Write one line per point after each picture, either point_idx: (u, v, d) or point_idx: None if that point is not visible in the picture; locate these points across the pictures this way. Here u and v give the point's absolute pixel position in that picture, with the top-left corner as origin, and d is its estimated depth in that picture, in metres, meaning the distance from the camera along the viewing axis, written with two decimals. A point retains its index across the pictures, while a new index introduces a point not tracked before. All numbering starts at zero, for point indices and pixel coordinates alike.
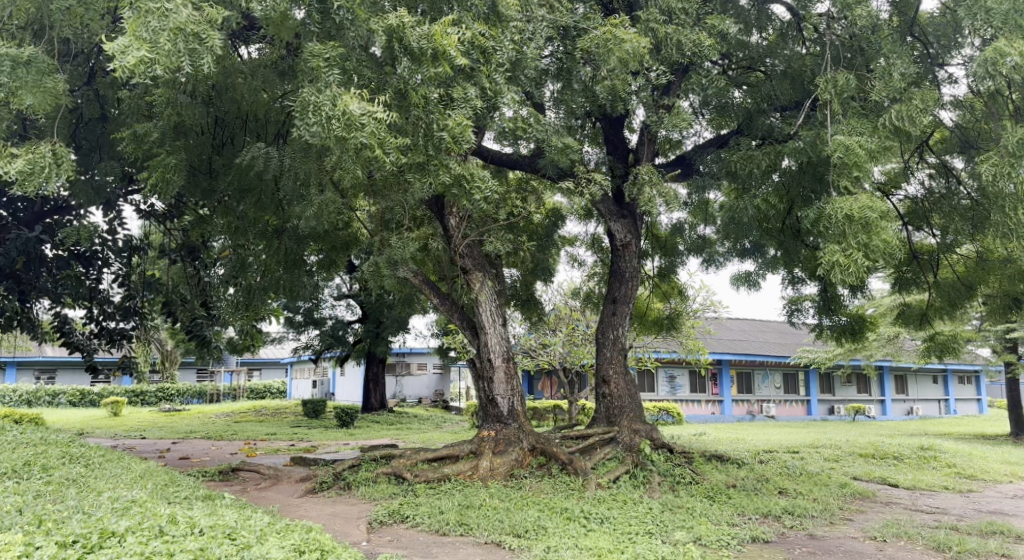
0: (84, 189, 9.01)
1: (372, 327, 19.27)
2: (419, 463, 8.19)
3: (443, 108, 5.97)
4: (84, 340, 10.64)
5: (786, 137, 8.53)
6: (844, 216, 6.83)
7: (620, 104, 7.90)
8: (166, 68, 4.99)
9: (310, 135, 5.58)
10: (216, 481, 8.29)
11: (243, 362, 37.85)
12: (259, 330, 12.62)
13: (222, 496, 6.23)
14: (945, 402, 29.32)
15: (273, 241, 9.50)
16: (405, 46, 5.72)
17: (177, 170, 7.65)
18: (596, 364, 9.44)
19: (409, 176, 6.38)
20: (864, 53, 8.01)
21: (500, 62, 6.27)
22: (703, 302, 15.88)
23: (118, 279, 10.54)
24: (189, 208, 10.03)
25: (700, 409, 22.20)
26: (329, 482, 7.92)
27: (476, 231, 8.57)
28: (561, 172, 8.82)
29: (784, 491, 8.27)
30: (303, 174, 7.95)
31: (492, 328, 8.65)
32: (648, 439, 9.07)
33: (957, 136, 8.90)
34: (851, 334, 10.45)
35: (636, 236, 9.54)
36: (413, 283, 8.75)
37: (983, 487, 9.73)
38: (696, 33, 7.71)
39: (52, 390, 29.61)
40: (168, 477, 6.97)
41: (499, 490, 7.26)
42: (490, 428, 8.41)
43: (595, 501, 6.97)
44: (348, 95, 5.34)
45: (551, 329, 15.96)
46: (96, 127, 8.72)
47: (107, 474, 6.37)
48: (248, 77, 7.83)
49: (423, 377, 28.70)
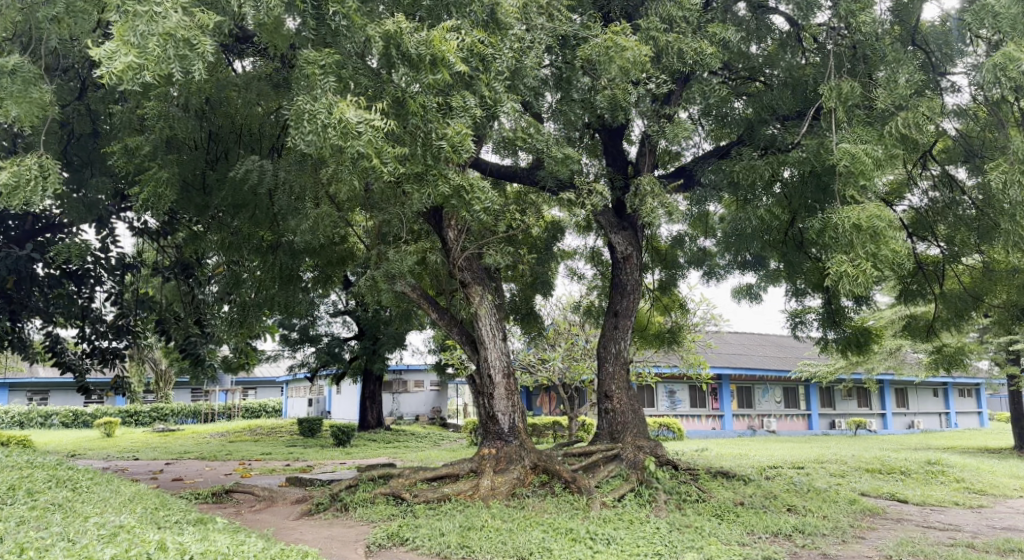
0: (75, 206, 8.89)
1: (369, 344, 19.04)
2: (418, 483, 7.97)
3: (441, 116, 5.80)
4: (76, 361, 10.32)
5: (789, 147, 8.33)
6: (852, 225, 6.68)
7: (621, 115, 7.77)
8: (156, 73, 4.84)
9: (306, 146, 5.45)
10: (208, 504, 8.06)
11: (238, 381, 37.54)
12: (254, 348, 12.38)
13: (215, 520, 6.00)
14: (945, 415, 29.14)
15: (267, 255, 9.43)
16: (402, 53, 5.59)
17: (169, 184, 7.48)
18: (598, 379, 9.24)
19: (407, 187, 6.19)
20: (868, 60, 7.86)
21: (499, 71, 6.13)
22: (703, 315, 15.73)
23: (111, 298, 10.28)
24: (182, 224, 9.71)
25: (701, 425, 21.97)
26: (325, 504, 7.70)
27: (476, 244, 8.41)
28: (560, 184, 8.69)
29: (793, 508, 8.07)
30: (299, 188, 7.82)
31: (492, 343, 8.46)
32: (653, 456, 8.84)
33: (961, 146, 8.67)
34: (857, 346, 10.15)
35: (637, 248, 9.39)
36: (411, 298, 8.58)
37: (994, 502, 9.52)
38: (698, 41, 7.60)
39: (45, 411, 29.28)
40: (159, 500, 6.72)
41: (501, 510, 7.04)
42: (491, 445, 8.21)
43: (601, 521, 6.75)
44: (344, 103, 5.20)
45: (550, 344, 15.78)
46: (87, 142, 8.66)
47: (95, 498, 6.13)
48: (242, 89, 7.73)
49: (420, 394, 28.42)
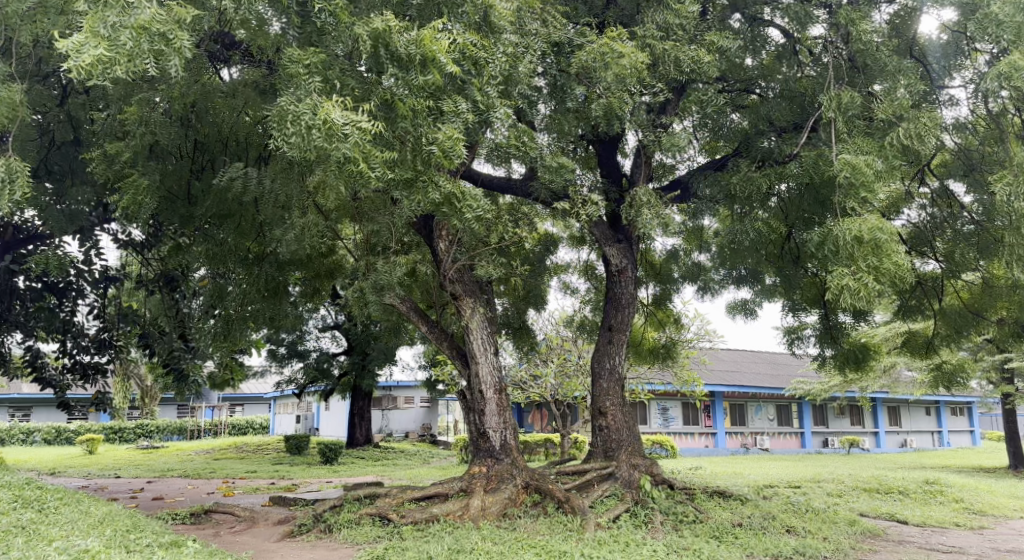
0: (55, 217, 8.53)
1: (358, 358, 18.77)
2: (405, 503, 7.68)
3: (431, 120, 5.60)
4: (56, 377, 9.96)
5: (785, 159, 8.14)
6: (853, 238, 6.51)
7: (616, 124, 7.59)
8: (128, 68, 4.65)
9: (289, 148, 5.24)
10: (187, 525, 7.75)
11: (225, 398, 37.09)
12: (240, 363, 12.05)
13: (189, 543, 5.69)
14: (938, 434, 29.01)
15: (253, 267, 9.22)
16: (392, 53, 5.39)
17: (149, 192, 7.21)
18: (592, 396, 8.98)
19: (396, 194, 5.93)
20: (867, 71, 7.71)
21: (492, 75, 5.92)
22: (697, 331, 15.54)
23: (94, 311, 9.95)
24: (166, 236, 9.40)
25: (694, 442, 21.72)
26: (308, 525, 7.40)
27: (467, 255, 8.22)
28: (553, 196, 8.51)
29: (792, 530, 7.83)
30: (284, 196, 7.57)
31: (483, 357, 8.23)
32: (648, 474, 8.59)
33: (961, 159, 8.57)
34: (854, 363, 9.91)
35: (631, 261, 9.19)
36: (400, 310, 8.35)
37: (995, 524, 9.31)
38: (695, 48, 7.44)
39: (27, 428, 28.69)
40: (132, 521, 6.40)
41: (492, 532, 6.75)
42: (481, 463, 7.94)
43: (596, 544, 6.47)
44: (330, 103, 4.99)
45: (542, 360, 15.57)
46: (69, 151, 8.56)
47: (61, 520, 5.81)
48: (228, 97, 7.57)
49: (410, 411, 28.03)
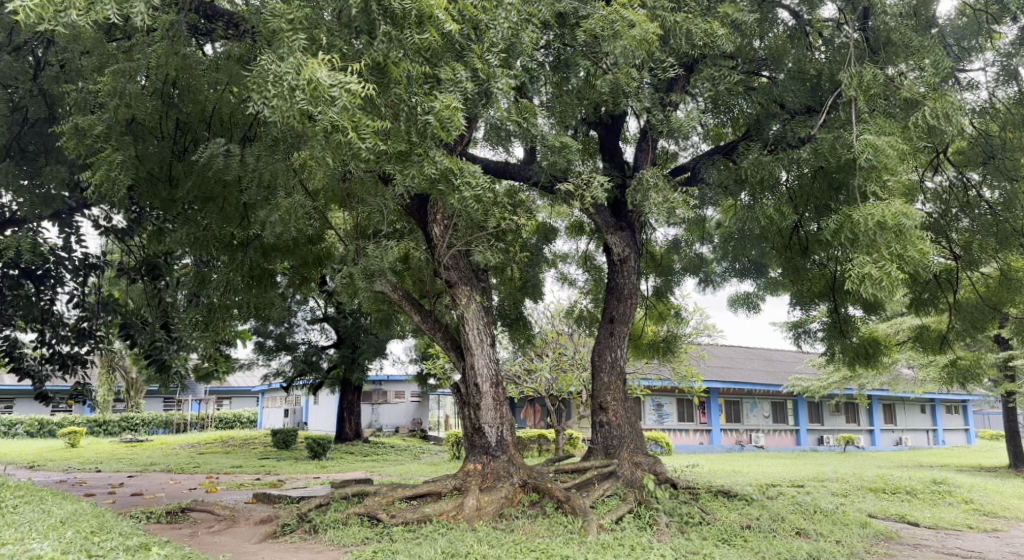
0: (27, 197, 8.11)
1: (348, 352, 18.30)
2: (396, 502, 7.25)
3: (426, 89, 5.19)
4: (34, 367, 9.18)
5: (800, 143, 7.74)
6: (876, 223, 6.04)
7: (623, 103, 7.18)
8: (86, 16, 4.25)
9: (269, 113, 4.79)
10: (161, 524, 7.29)
11: (213, 391, 36.62)
12: (225, 354, 11.61)
13: (161, 545, 5.27)
14: (933, 432, 28.82)
15: (237, 254, 8.79)
16: (385, 9, 4.95)
17: (126, 167, 6.68)
18: (592, 390, 8.55)
19: (388, 169, 5.47)
20: (889, 48, 7.32)
21: (494, 42, 5.51)
22: (696, 325, 15.15)
23: (74, 300, 9.29)
24: (147, 221, 8.88)
25: (688, 439, 21.41)
26: (292, 525, 6.93)
27: (463, 241, 7.78)
28: (553, 179, 8.07)
29: (803, 532, 7.47)
30: (270, 175, 7.15)
31: (479, 349, 7.81)
32: (651, 473, 8.20)
33: (979, 146, 8.12)
34: (865, 358, 9.50)
35: (635, 249, 8.76)
36: (393, 298, 7.88)
37: (1009, 526, 8.95)
38: (708, 21, 7.03)
39: (9, 420, 28.27)
40: (98, 520, 5.94)
41: (488, 534, 6.33)
42: (477, 461, 7.53)
43: (599, 548, 6.04)
44: (315, 61, 4.54)
45: (538, 354, 15.17)
46: (42, 127, 8.14)
47: (19, 521, 5.34)
48: (210, 69, 7.12)
49: (400, 405, 27.60)
